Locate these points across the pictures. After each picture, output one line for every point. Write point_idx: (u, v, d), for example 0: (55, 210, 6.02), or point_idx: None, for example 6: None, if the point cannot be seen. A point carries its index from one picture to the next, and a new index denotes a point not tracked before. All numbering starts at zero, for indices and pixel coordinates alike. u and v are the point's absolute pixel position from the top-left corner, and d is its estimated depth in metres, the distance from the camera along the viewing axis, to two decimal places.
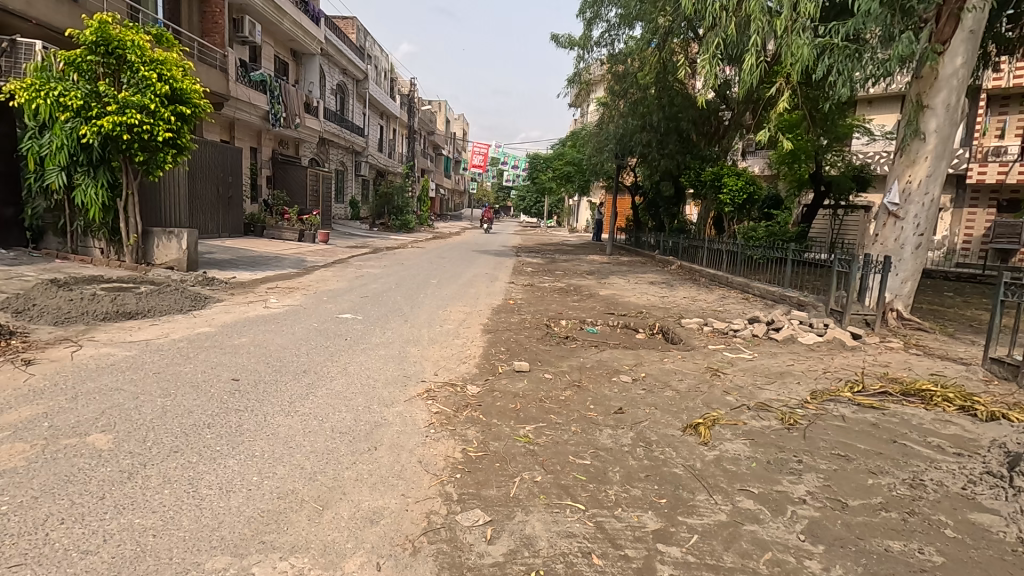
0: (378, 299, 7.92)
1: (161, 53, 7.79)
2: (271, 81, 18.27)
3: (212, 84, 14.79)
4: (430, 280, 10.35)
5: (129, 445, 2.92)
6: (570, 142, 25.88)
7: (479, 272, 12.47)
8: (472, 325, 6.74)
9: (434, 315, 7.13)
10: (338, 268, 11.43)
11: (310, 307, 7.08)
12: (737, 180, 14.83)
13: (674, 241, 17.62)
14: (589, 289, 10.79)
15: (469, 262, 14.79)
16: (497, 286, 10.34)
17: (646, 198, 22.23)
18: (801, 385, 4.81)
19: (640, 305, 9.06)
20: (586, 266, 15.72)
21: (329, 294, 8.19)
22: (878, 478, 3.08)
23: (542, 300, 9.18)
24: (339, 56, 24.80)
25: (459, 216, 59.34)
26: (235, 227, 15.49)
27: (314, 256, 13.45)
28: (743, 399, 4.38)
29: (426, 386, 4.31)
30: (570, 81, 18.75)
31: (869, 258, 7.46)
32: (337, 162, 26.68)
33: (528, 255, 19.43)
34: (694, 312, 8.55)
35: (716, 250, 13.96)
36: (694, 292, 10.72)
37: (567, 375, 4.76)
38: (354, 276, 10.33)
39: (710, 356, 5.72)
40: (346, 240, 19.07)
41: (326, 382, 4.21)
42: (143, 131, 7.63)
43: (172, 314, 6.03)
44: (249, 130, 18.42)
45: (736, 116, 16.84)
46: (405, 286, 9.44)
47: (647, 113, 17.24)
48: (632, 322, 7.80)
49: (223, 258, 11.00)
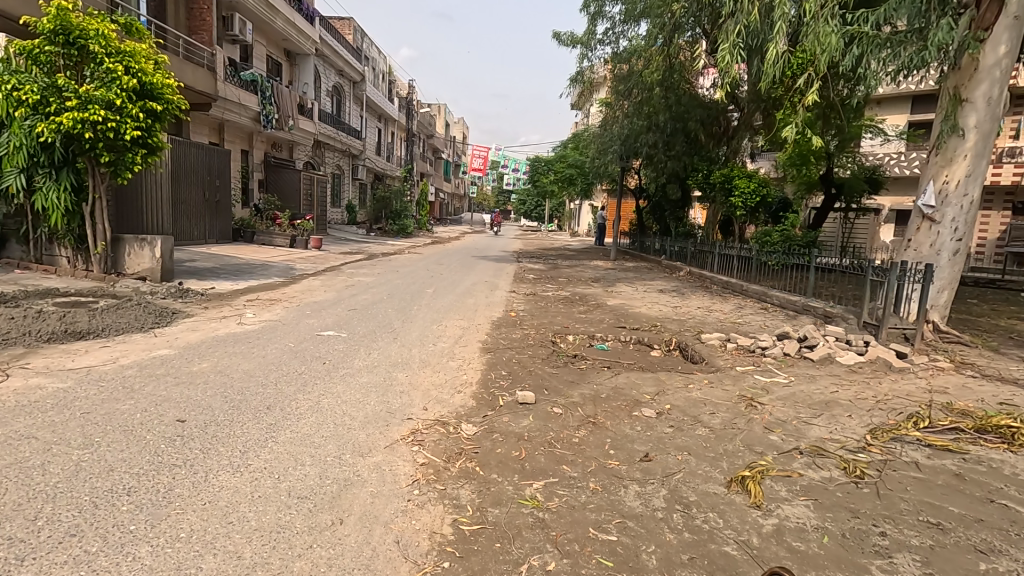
0: (367, 313, 7.22)
1: (129, 44, 7.14)
2: (263, 82, 17.62)
3: (199, 84, 14.14)
4: (426, 290, 9.65)
5: (11, 527, 2.22)
6: (572, 144, 25.23)
7: (478, 280, 11.78)
8: (470, 343, 6.02)
9: (428, 331, 6.42)
10: (328, 277, 10.72)
11: (290, 323, 6.37)
12: (748, 182, 14.13)
13: (681, 246, 16.94)
14: (596, 299, 10.07)
15: (467, 269, 14.09)
16: (497, 296, 9.64)
17: (651, 201, 21.54)
18: (854, 419, 4.10)
19: (653, 317, 8.34)
20: (590, 272, 15.01)
21: (314, 306, 7.48)
22: (993, 562, 2.37)
23: (546, 312, 8.47)
24: (335, 57, 24.18)
25: (459, 220, 58.67)
26: (223, 232, 14.80)
27: (304, 263, 12.75)
28: (792, 441, 3.66)
29: (412, 426, 3.60)
30: (572, 80, 18.11)
31: (908, 266, 6.73)
32: (333, 165, 26.04)
33: (529, 260, 18.73)
34: (712, 325, 7.83)
35: (728, 256, 13.26)
36: (708, 302, 9.99)
37: (581, 408, 4.05)
38: (343, 286, 9.63)
39: (740, 381, 5.01)
40: (340, 246, 18.36)
41: (292, 423, 3.50)
42: (108, 129, 6.97)
43: (130, 334, 5.33)
44: (240, 132, 17.75)
45: (746, 115, 16.15)
46: (398, 296, 8.73)
47: (653, 113, 16.60)
48: (646, 337, 7.09)
49: (205, 266, 10.32)
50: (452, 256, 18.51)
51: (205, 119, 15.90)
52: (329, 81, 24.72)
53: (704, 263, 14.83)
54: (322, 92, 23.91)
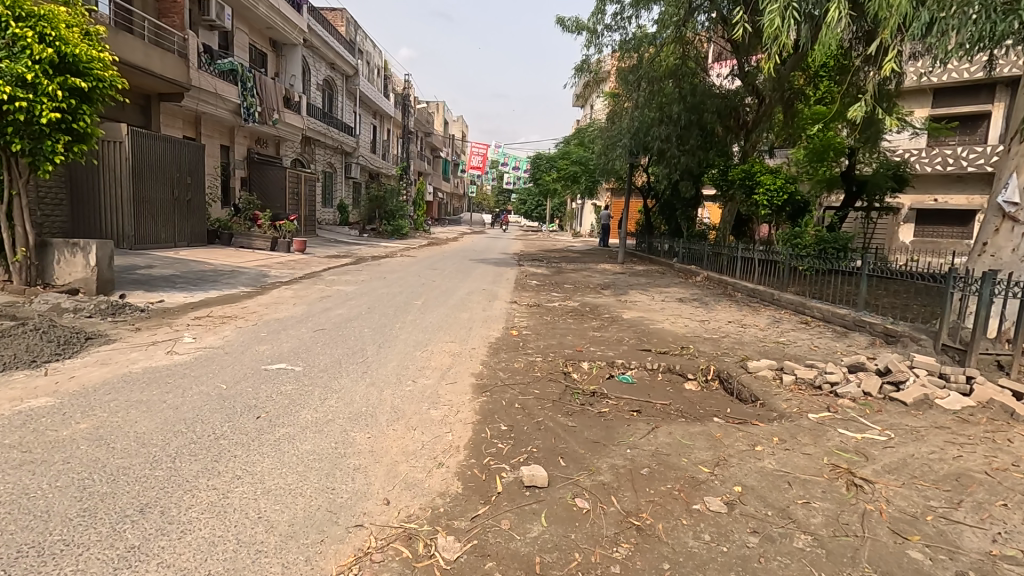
0: (337, 334, 5.92)
1: (47, 7, 5.88)
2: (243, 71, 16.30)
3: (168, 71, 12.85)
4: (414, 301, 8.37)
5: None
6: (576, 140, 23.88)
7: (475, 288, 10.50)
8: (461, 379, 4.74)
9: (409, 362, 5.13)
10: (303, 286, 9.41)
11: (238, 350, 5.10)
12: (773, 180, 12.81)
13: (696, 248, 15.61)
14: (609, 311, 8.76)
15: (464, 274, 12.78)
16: (496, 308, 8.35)
17: (660, 200, 20.22)
18: (1014, 511, 2.81)
19: (681, 337, 7.03)
20: (598, 277, 13.73)
21: (275, 325, 6.21)
22: None
23: (553, 329, 7.19)
24: (325, 48, 22.90)
25: (459, 220, 57.23)
26: (196, 235, 13.48)
27: (280, 269, 11.47)
28: (948, 564, 2.36)
29: (361, 545, 2.32)
30: (577, 71, 16.87)
31: (1005, 276, 5.38)
32: (324, 163, 24.78)
33: (530, 263, 17.42)
34: (753, 348, 6.54)
35: (751, 260, 11.93)
36: (740, 315, 8.67)
37: (617, 499, 2.78)
38: (319, 297, 8.34)
39: (823, 437, 3.71)
40: (327, 248, 17.03)
41: (165, 546, 2.20)
42: (16, 109, 5.66)
43: (13, 371, 4.05)
44: (219, 126, 16.44)
45: (767, 106, 14.82)
46: (379, 310, 7.45)
47: (665, 104, 15.32)
48: (678, 365, 5.80)
49: (163, 274, 9.07)
50: (449, 258, 17.15)
51: (178, 111, 14.56)
52: (319, 75, 23.42)
53: (724, 268, 13.52)
54: (311, 86, 22.63)
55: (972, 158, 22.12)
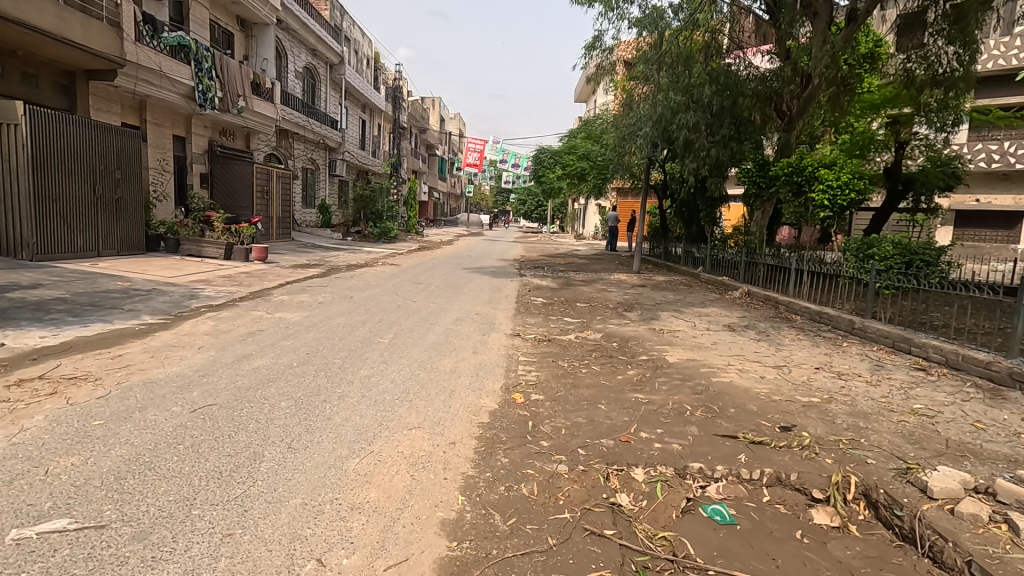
0: (228, 419, 3.56)
1: None
2: (199, 48, 13.87)
3: (93, 42, 10.48)
4: (380, 338, 6.06)
5: None
6: (582, 133, 21.52)
7: (467, 310, 8.21)
8: (419, 554, 2.37)
9: (328, 497, 2.76)
10: (234, 312, 7.02)
11: (9, 471, 2.73)
12: (836, 174, 10.31)
13: (731, 255, 13.28)
14: (646, 351, 6.39)
15: (454, 289, 10.46)
16: (492, 350, 5.97)
17: (678, 200, 17.98)
18: None
19: (771, 403, 4.67)
20: (615, 291, 11.48)
21: (136, 396, 3.86)
22: None
23: (575, 388, 4.89)
24: (303, 31, 20.55)
25: (456, 221, 54.81)
26: (126, 241, 11.08)
27: (221, 284, 9.10)
28: None
29: None
30: (589, 50, 14.56)
31: None
32: (303, 158, 22.48)
33: (532, 272, 15.19)
34: (891, 427, 4.20)
35: (813, 273, 9.63)
36: (827, 359, 6.30)
37: None
38: (245, 333, 5.95)
39: None
40: (296, 255, 14.70)
41: None
42: None
43: None
44: (170, 112, 14.05)
45: (813, 88, 12.56)
46: (321, 357, 5.13)
47: (693, 85, 13.08)
48: (793, 473, 3.45)
49: (45, 296, 6.74)
50: (435, 266, 14.81)
51: (114, 92, 12.14)
52: (298, 61, 21.14)
53: (771, 280, 11.19)
54: (288, 73, 20.35)
55: (1021, 153, 19.96)
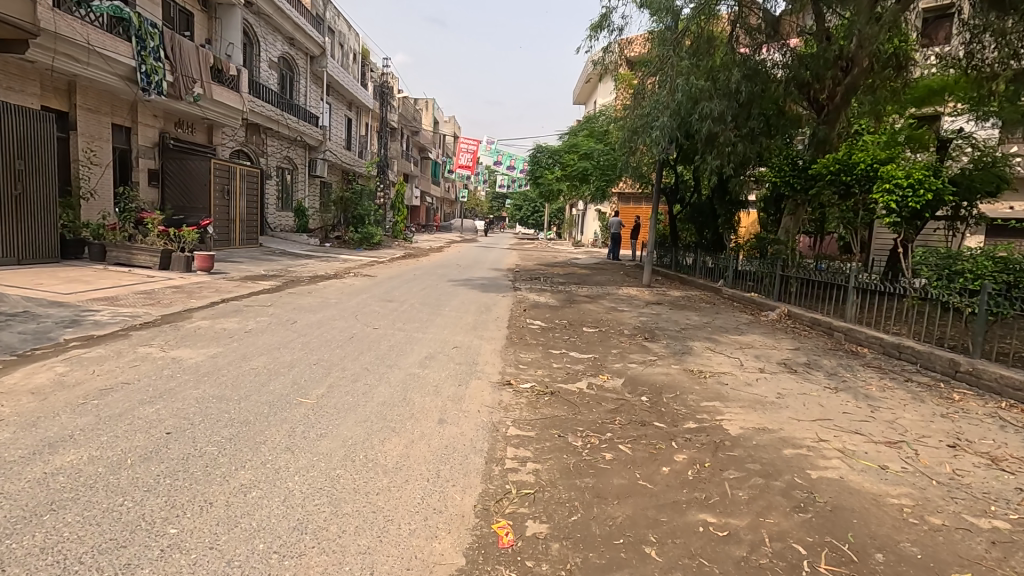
0: None
1: None
2: (142, 24, 11.91)
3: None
4: (300, 398, 4.05)
5: None
6: (585, 131, 19.63)
7: (440, 343, 6.21)
8: None
9: None
10: (110, 349, 5.01)
11: None
12: (904, 171, 8.34)
13: (758, 267, 11.39)
14: (692, 412, 4.42)
15: (431, 309, 8.45)
16: (468, 416, 4.00)
17: (690, 203, 16.07)
18: None
19: (940, 540, 2.70)
20: (626, 311, 9.51)
21: None
22: None
23: (598, 504, 2.90)
24: (278, 16, 18.64)
25: (449, 226, 52.82)
26: (32, 247, 9.09)
27: (129, 303, 7.09)
28: None
29: None
30: (593, 31, 12.66)
31: None
32: (278, 156, 20.52)
33: (528, 285, 13.23)
34: None
35: (872, 292, 7.74)
36: (954, 427, 4.34)
37: None
38: (95, 389, 3.94)
39: None
40: (254, 264, 12.73)
41: None
42: None
43: None
44: (107, 98, 12.08)
45: (857, 74, 10.77)
46: (181, 446, 3.12)
47: (717, 69, 11.22)
48: None
49: None
50: (416, 277, 12.87)
51: (27, 70, 10.15)
52: (272, 50, 19.23)
53: (814, 298, 9.27)
54: (258, 62, 18.42)
55: None
